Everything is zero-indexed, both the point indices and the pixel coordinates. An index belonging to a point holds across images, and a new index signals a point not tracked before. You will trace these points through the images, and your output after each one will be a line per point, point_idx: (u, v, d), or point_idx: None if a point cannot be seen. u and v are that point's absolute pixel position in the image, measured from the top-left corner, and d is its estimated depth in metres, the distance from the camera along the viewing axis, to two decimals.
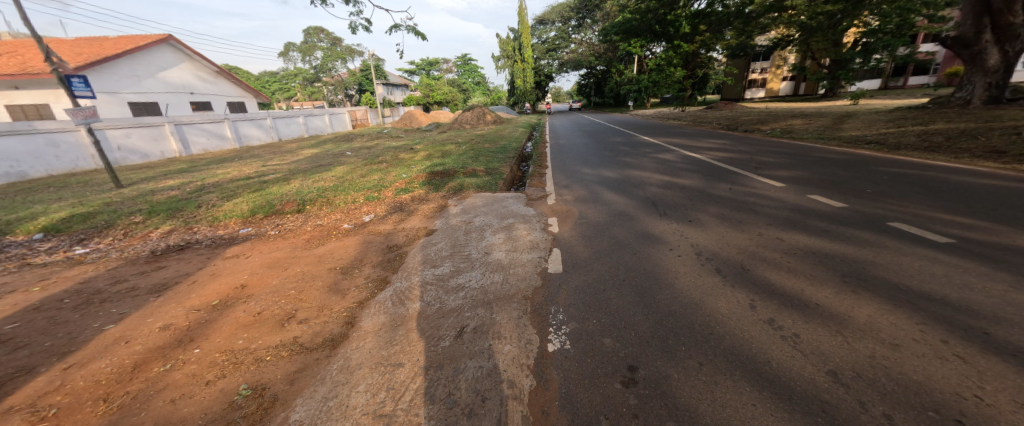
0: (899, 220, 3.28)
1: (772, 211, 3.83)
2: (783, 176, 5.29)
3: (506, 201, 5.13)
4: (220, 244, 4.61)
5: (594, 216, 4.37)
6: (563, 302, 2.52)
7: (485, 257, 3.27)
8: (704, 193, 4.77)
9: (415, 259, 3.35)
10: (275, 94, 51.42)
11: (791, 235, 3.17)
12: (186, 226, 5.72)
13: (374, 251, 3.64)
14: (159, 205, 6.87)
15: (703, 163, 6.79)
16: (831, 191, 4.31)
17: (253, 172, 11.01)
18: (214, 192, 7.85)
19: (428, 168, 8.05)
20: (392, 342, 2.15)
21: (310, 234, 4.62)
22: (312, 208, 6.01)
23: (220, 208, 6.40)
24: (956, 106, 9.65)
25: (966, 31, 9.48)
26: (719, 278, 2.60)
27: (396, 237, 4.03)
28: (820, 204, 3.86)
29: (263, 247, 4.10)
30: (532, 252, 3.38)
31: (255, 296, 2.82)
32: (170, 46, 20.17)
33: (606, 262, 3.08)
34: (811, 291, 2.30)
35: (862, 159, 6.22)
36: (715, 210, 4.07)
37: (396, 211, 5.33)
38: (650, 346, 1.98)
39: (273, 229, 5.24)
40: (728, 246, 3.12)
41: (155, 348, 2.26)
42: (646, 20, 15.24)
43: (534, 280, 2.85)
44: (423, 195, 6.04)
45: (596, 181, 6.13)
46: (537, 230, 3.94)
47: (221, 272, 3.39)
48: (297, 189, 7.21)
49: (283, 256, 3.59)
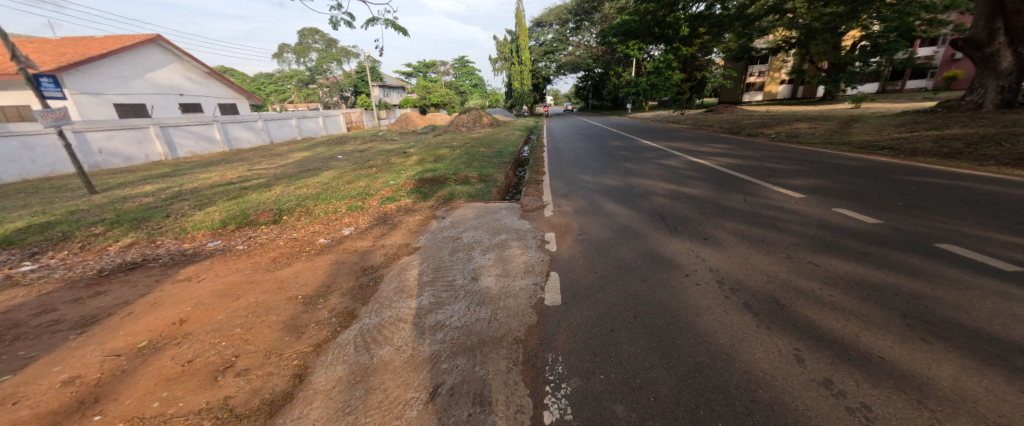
0: (946, 240, 2.87)
1: (796, 227, 3.40)
2: (800, 186, 4.87)
3: (500, 213, 4.68)
4: (177, 262, 4.09)
5: (596, 231, 3.92)
6: (563, 347, 2.06)
7: (471, 286, 2.80)
8: (716, 206, 4.33)
9: (392, 286, 2.88)
10: (269, 96, 50.72)
11: (827, 259, 2.74)
12: (149, 238, 5.22)
13: (346, 274, 3.18)
14: (126, 214, 6.37)
15: (710, 169, 6.39)
16: (859, 204, 3.89)
17: (235, 176, 10.49)
18: (188, 199, 7.35)
19: (418, 174, 7.57)
20: (346, 409, 1.68)
21: (279, 251, 4.14)
22: (289, 219, 5.54)
23: (189, 218, 5.89)
24: (967, 109, 9.35)
25: (978, 33, 9.14)
26: (751, 316, 2.17)
27: (373, 256, 3.55)
28: (851, 220, 3.44)
29: (221, 267, 3.60)
30: (526, 277, 2.92)
31: (193, 335, 2.34)
32: (159, 46, 19.63)
33: (613, 290, 2.64)
34: (870, 338, 1.87)
35: (881, 166, 5.82)
36: (732, 226, 3.64)
37: (378, 224, 4.86)
38: (676, 419, 1.53)
39: (242, 243, 4.77)
40: (754, 272, 2.68)
41: (46, 414, 1.77)
42: (645, 21, 14.89)
43: (528, 316, 2.38)
44: (409, 205, 5.59)
45: (596, 190, 5.70)
46: (532, 249, 3.49)
47: (164, 300, 2.90)
48: (276, 197, 6.74)
49: (239, 280, 3.11)
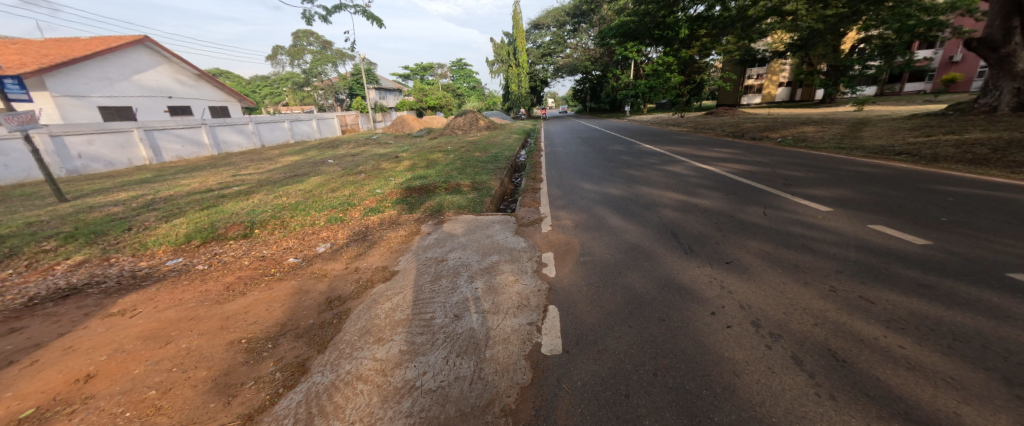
0: (1019, 268, 2.42)
1: (833, 250, 2.94)
2: (824, 196, 4.41)
3: (492, 228, 4.21)
4: (123, 286, 3.56)
5: (601, 250, 3.44)
6: (566, 423, 1.57)
7: (452, 327, 2.30)
8: (734, 221, 3.86)
9: (356, 326, 2.38)
10: (263, 99, 50.04)
11: (882, 293, 2.27)
12: (104, 255, 4.70)
13: (306, 308, 2.68)
14: (85, 227, 5.83)
15: (719, 177, 5.96)
16: (896, 220, 3.46)
17: (217, 183, 9.98)
18: (159, 209, 6.81)
19: (406, 182, 7.09)
20: None
21: (240, 273, 3.63)
22: (261, 232, 5.04)
23: (152, 232, 5.37)
24: (982, 112, 9.00)
25: (994, 33, 8.78)
26: (806, 377, 1.69)
27: (342, 284, 3.04)
28: (894, 240, 2.98)
29: (166, 295, 3.08)
30: (519, 314, 2.43)
31: (94, 400, 1.83)
32: (146, 48, 19.14)
33: (627, 333, 2.17)
34: (977, 420, 1.40)
35: (905, 174, 5.41)
36: (758, 247, 3.17)
37: (356, 240, 4.37)
38: None
39: (205, 261, 4.27)
40: (796, 311, 2.20)
41: None
42: (644, 23, 14.48)
43: (521, 374, 1.89)
44: (394, 217, 5.10)
45: (598, 200, 5.24)
46: (526, 275, 3.01)
47: (79, 344, 2.38)
48: (252, 207, 6.24)
49: (178, 316, 2.61)
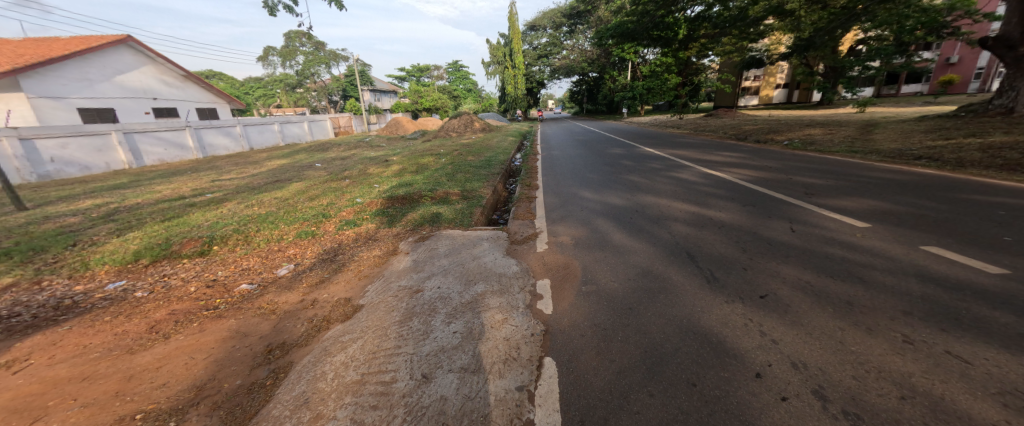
0: None
1: (889, 280, 2.42)
2: (854, 208, 3.92)
3: (479, 247, 3.67)
4: (35, 322, 2.96)
5: (606, 277, 2.91)
6: None
7: (418, 395, 1.75)
8: (758, 239, 3.34)
9: (292, 393, 1.82)
10: (254, 100, 49.21)
11: (979, 350, 1.74)
12: (33, 278, 4.06)
13: (236, 361, 2.12)
14: (26, 242, 5.19)
15: (730, 184, 5.47)
16: (952, 240, 2.95)
17: (191, 189, 9.34)
18: (116, 220, 6.18)
19: (390, 190, 6.54)
20: None
21: (178, 304, 3.03)
22: (220, 250, 4.46)
23: (99, 249, 4.75)
24: (997, 114, 8.56)
25: (1011, 30, 8.37)
26: None
27: (290, 326, 2.47)
28: (961, 269, 2.47)
29: (74, 340, 2.48)
30: (505, 373, 1.88)
31: None
32: (129, 47, 18.42)
33: (648, 406, 1.62)
34: None
35: (935, 181, 4.93)
36: (793, 274, 2.66)
37: (324, 260, 3.80)
38: None
39: (148, 285, 3.68)
40: (871, 374, 1.67)
41: None
42: (642, 23, 14.06)
43: None
44: (371, 232, 4.54)
45: (599, 212, 4.72)
46: (517, 313, 2.45)
47: None
48: (217, 219, 5.63)
49: (69, 375, 2.04)
